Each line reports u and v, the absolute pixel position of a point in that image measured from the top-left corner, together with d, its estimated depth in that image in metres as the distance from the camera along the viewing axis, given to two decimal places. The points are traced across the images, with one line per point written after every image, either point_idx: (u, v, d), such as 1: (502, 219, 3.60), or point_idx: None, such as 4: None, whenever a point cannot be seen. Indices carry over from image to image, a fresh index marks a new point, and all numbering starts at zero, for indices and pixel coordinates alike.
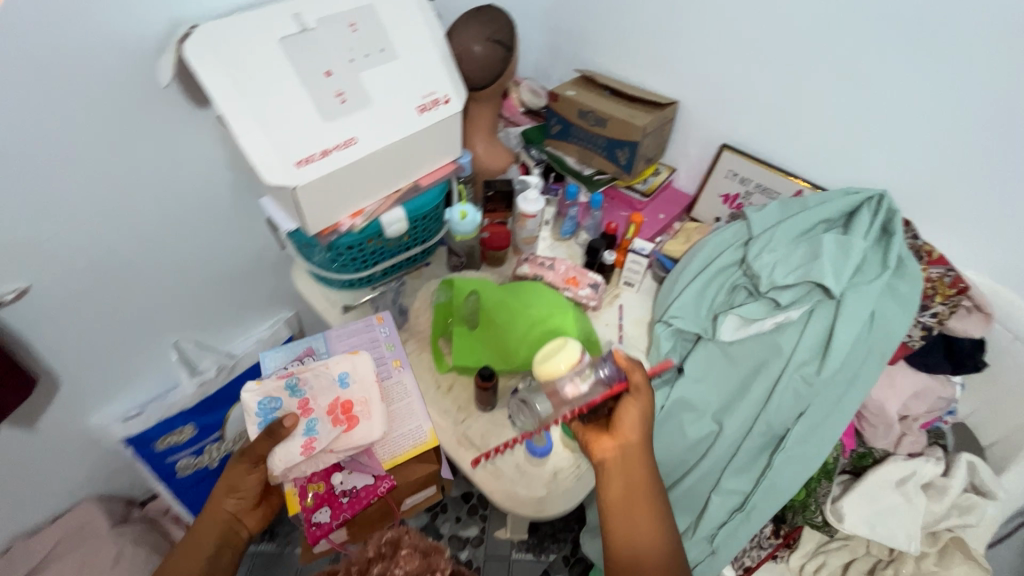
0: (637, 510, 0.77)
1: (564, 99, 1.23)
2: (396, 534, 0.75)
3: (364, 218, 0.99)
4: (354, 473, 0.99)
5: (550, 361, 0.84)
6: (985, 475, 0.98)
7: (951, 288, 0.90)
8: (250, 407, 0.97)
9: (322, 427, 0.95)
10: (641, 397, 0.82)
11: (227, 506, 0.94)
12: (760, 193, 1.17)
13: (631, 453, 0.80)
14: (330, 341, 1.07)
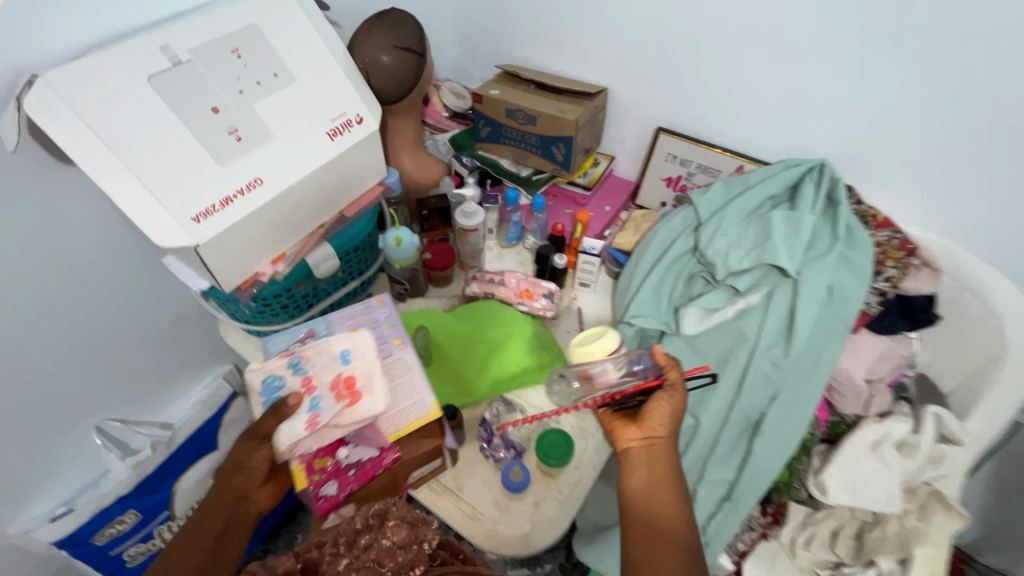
0: (660, 505, 0.73)
1: (488, 99, 1.15)
2: (384, 505, 0.61)
3: (287, 262, 0.89)
4: (361, 446, 0.80)
5: (587, 346, 0.85)
6: (951, 424, 0.99)
7: (899, 251, 0.93)
8: (252, 385, 0.80)
9: (325, 403, 0.77)
10: (675, 395, 0.79)
11: (233, 486, 0.80)
12: (703, 173, 1.15)
13: (658, 447, 0.77)
14: (332, 322, 0.90)
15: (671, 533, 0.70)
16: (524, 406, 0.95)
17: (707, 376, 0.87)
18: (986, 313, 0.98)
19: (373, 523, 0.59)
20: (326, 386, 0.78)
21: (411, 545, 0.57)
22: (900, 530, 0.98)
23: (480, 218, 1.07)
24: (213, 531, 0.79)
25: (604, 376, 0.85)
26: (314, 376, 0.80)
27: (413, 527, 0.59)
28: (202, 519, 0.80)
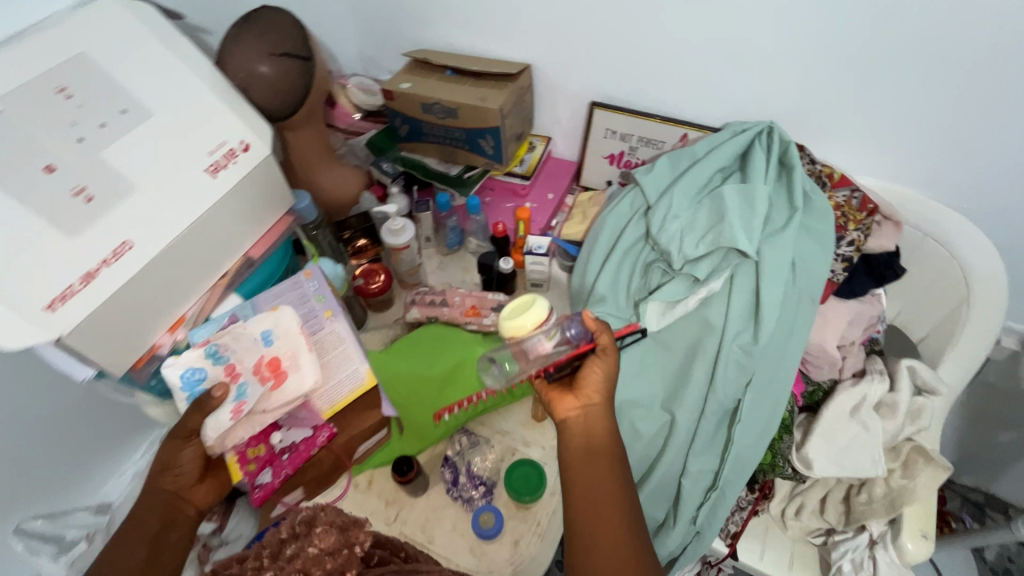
0: (598, 479, 0.63)
1: (400, 95, 1.02)
2: (312, 510, 0.54)
3: (188, 326, 0.77)
4: (294, 427, 0.79)
5: (516, 316, 0.69)
6: (926, 375, 0.97)
7: (860, 212, 0.84)
8: (170, 380, 0.69)
9: (252, 388, 0.71)
10: (607, 357, 0.70)
11: (161, 489, 0.72)
12: (646, 146, 1.05)
13: (595, 413, 0.68)
14: (257, 304, 0.80)
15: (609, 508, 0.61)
16: (485, 432, 0.89)
17: (638, 332, 0.86)
18: (949, 259, 0.94)
19: (300, 530, 0.52)
20: (249, 372, 0.72)
21: (340, 552, 0.50)
22: (887, 491, 0.95)
23: (409, 233, 0.95)
24: (146, 541, 0.70)
25: (535, 348, 0.72)
26: (234, 363, 0.71)
27: (344, 531, 0.52)
28: (129, 531, 0.70)
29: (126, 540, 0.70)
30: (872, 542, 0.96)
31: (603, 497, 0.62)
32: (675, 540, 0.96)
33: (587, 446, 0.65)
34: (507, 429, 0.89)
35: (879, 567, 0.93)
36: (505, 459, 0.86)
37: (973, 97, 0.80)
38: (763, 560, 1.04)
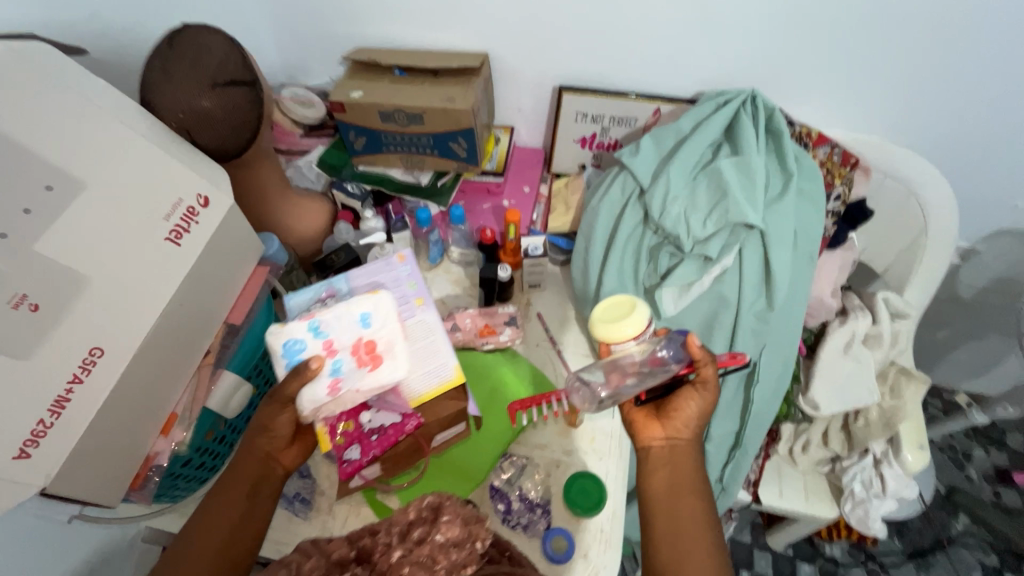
0: (689, 521, 0.64)
1: (353, 107, 0.91)
2: (439, 496, 0.52)
3: (184, 423, 0.67)
4: (384, 410, 0.72)
5: (615, 321, 0.68)
6: (898, 303, 1.05)
7: (842, 166, 0.89)
8: (271, 347, 0.67)
9: (349, 366, 0.67)
10: (707, 391, 0.71)
11: (256, 449, 0.68)
12: (618, 125, 1.03)
13: (682, 450, 0.70)
14: (353, 281, 0.76)
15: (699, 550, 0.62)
16: (524, 450, 0.85)
17: (742, 363, 0.77)
18: (907, 194, 1.01)
19: (428, 515, 0.50)
20: (347, 349, 0.68)
21: (465, 548, 0.48)
22: (881, 412, 1.04)
23: None
24: (240, 499, 0.66)
25: (630, 360, 0.70)
26: (333, 338, 0.68)
27: (467, 526, 0.51)
28: (223, 484, 0.67)
29: (223, 495, 0.66)
30: (877, 461, 1.05)
31: (692, 537, 0.63)
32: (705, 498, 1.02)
33: (675, 486, 0.67)
34: (547, 441, 0.86)
35: (886, 480, 1.03)
36: (552, 474, 0.83)
37: (921, 40, 0.86)
38: (783, 497, 1.11)
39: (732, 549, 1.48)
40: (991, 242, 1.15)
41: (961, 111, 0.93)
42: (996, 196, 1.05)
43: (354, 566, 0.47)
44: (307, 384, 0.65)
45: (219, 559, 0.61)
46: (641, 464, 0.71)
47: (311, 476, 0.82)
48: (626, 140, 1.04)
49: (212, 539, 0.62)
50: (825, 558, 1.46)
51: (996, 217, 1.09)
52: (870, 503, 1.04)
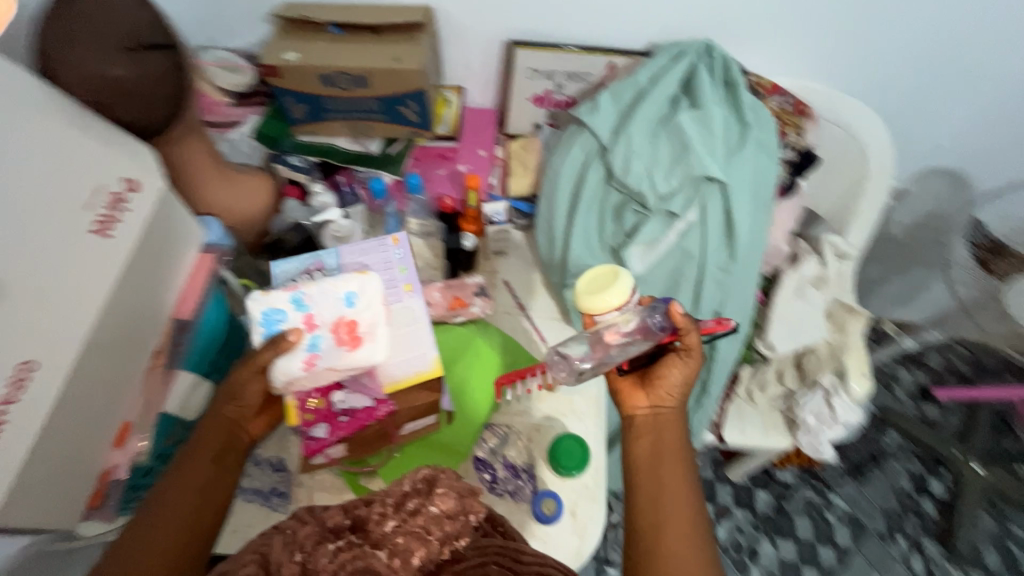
0: (669, 493, 0.66)
1: (289, 70, 0.83)
2: (434, 469, 0.51)
3: (140, 431, 0.61)
4: (356, 393, 0.71)
5: (597, 291, 0.69)
6: (843, 244, 1.11)
7: (794, 115, 0.93)
8: (251, 314, 0.67)
9: (327, 343, 0.67)
10: (690, 359, 0.73)
11: (222, 416, 0.67)
12: (572, 81, 1.00)
13: (666, 416, 0.73)
14: (344, 258, 0.76)
15: (680, 522, 0.64)
16: (505, 418, 0.85)
17: (729, 330, 0.78)
18: (850, 139, 1.06)
19: (423, 488, 0.50)
20: (327, 325, 0.68)
21: (458, 520, 0.48)
22: (829, 347, 1.13)
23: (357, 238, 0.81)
24: (210, 462, 0.63)
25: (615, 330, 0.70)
26: (315, 314, 0.68)
27: (460, 499, 0.50)
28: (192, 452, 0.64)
29: (189, 461, 0.63)
30: (827, 394, 1.11)
31: (671, 504, 0.65)
32: None
33: (657, 456, 0.69)
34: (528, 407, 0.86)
35: (836, 410, 1.09)
36: (534, 439, 0.84)
37: None
38: (745, 434, 1.19)
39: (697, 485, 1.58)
40: (920, 180, 1.23)
41: (895, 55, 0.97)
42: (926, 137, 1.11)
43: (349, 536, 0.46)
44: (284, 356, 0.65)
45: (187, 528, 0.58)
46: (627, 432, 0.74)
47: (285, 469, 0.78)
48: (581, 96, 1.02)
49: (181, 507, 0.59)
50: (778, 483, 1.59)
51: (925, 157, 1.16)
52: (822, 431, 1.12)
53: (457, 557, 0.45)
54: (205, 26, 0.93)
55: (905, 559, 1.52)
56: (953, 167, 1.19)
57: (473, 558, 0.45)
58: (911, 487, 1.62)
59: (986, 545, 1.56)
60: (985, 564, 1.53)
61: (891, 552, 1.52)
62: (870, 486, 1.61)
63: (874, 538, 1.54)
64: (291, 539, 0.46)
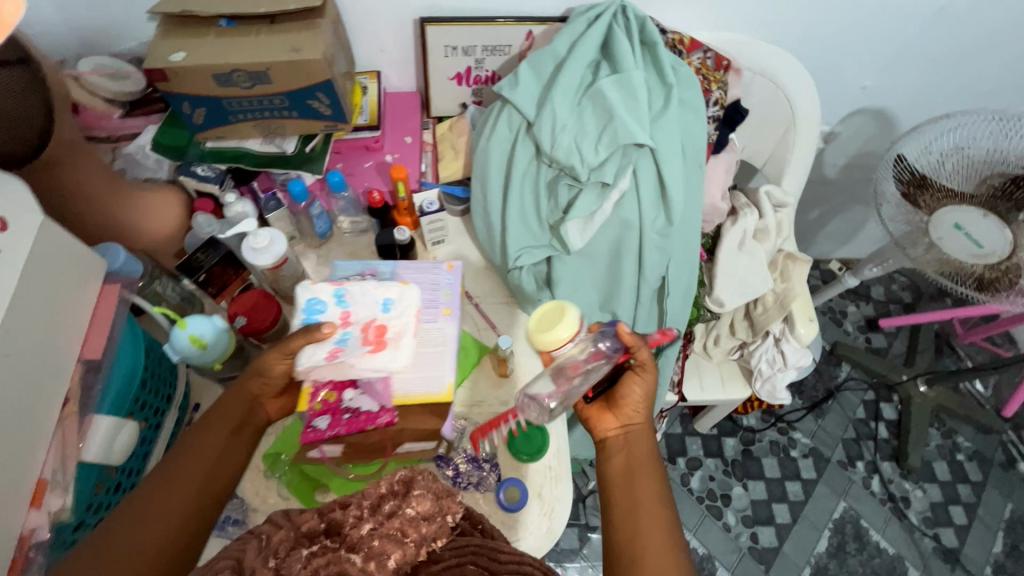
0: (646, 519, 0.64)
1: (179, 72, 0.76)
2: (411, 470, 0.49)
3: (59, 486, 0.56)
4: (365, 397, 0.69)
5: (548, 327, 0.70)
6: (779, 194, 1.13)
7: (716, 70, 0.89)
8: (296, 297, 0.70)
9: (352, 341, 0.68)
10: (648, 372, 0.74)
11: (247, 388, 0.68)
12: (492, 55, 0.96)
13: (637, 436, 0.72)
14: (398, 269, 0.78)
15: (658, 547, 0.62)
16: (461, 411, 0.84)
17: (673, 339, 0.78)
18: (776, 90, 1.06)
19: (400, 490, 0.48)
20: (359, 324, 0.69)
21: (435, 522, 0.46)
22: (776, 296, 1.14)
23: (277, 250, 0.75)
24: (223, 434, 0.66)
25: (571, 362, 0.72)
26: (352, 312, 0.70)
27: (438, 500, 0.48)
28: (206, 422, 0.67)
29: (202, 432, 0.65)
30: (777, 339, 1.15)
31: (648, 517, 0.64)
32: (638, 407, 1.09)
33: (630, 479, 0.68)
34: (485, 395, 0.85)
35: (786, 355, 1.14)
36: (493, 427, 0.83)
37: None
38: (704, 390, 1.23)
39: (668, 442, 1.62)
40: (848, 122, 1.25)
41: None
42: (848, 78, 1.12)
43: (323, 541, 0.45)
44: (314, 342, 0.66)
45: (197, 495, 0.61)
46: (600, 456, 0.73)
47: (237, 496, 0.75)
48: (503, 70, 0.98)
49: (193, 473, 0.62)
50: (744, 429, 1.65)
51: (850, 99, 1.18)
52: (776, 376, 1.17)
53: (433, 558, 0.44)
54: (78, 29, 0.84)
55: (865, 482, 1.61)
56: (879, 107, 1.20)
57: (451, 559, 0.44)
58: (865, 415, 1.71)
59: (935, 458, 1.67)
60: (935, 476, 1.64)
61: (852, 478, 1.61)
62: (828, 419, 1.69)
63: (836, 467, 1.62)
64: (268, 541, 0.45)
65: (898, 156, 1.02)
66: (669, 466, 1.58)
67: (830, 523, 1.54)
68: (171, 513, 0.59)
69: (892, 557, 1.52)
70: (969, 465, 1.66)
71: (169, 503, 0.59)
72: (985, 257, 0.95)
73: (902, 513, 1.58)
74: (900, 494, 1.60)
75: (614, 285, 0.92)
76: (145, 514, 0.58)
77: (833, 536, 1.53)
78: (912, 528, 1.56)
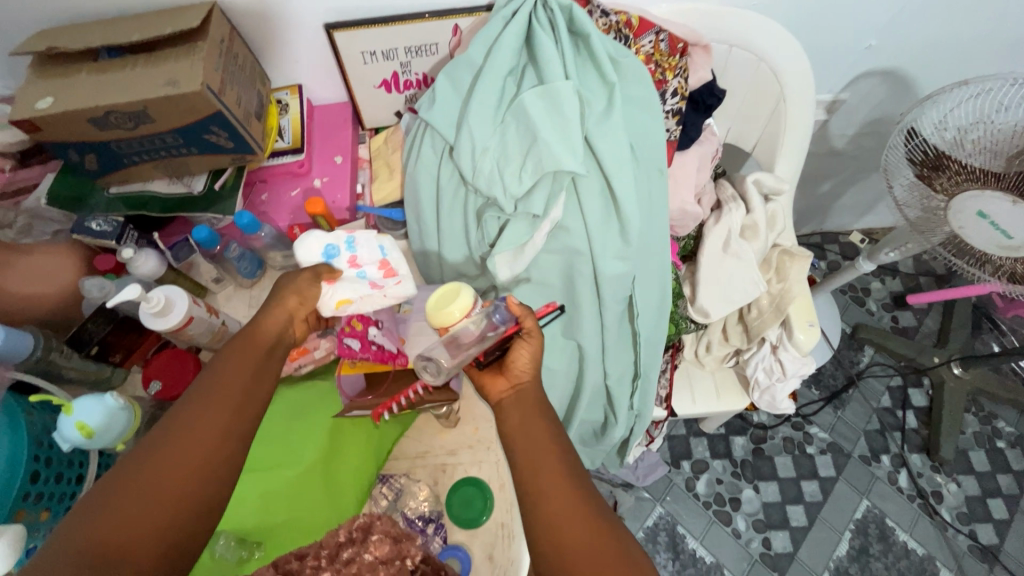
0: (546, 479, 0.58)
1: (46, 121, 0.67)
2: (369, 517, 0.51)
3: None
4: (388, 337, 0.73)
5: (442, 304, 0.62)
6: (770, 182, 0.97)
7: (672, 55, 0.77)
8: (308, 242, 0.66)
9: (369, 275, 0.67)
10: (533, 339, 0.65)
11: (284, 307, 0.64)
12: (417, 58, 0.84)
13: (527, 395, 0.64)
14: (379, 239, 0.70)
15: (567, 503, 0.56)
16: (404, 465, 0.75)
17: (557, 312, 0.72)
18: (759, 64, 0.90)
19: (357, 536, 0.49)
20: (372, 264, 0.67)
21: (393, 564, 0.47)
22: (771, 299, 1.00)
23: (177, 311, 0.69)
24: (255, 358, 0.60)
25: (466, 334, 0.64)
26: (362, 259, 0.67)
27: (397, 543, 0.49)
28: (236, 346, 0.61)
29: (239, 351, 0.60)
30: (774, 347, 1.02)
31: (553, 497, 0.56)
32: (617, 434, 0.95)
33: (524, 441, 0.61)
34: (427, 446, 0.76)
35: (785, 365, 1.01)
36: (440, 481, 0.74)
37: None
38: (697, 403, 1.11)
39: (671, 445, 1.53)
40: (855, 87, 1.08)
41: None
42: (845, 40, 0.96)
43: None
44: (340, 285, 0.66)
45: (228, 425, 0.55)
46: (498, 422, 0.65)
47: None
48: (435, 72, 0.87)
49: (220, 406, 0.56)
50: (754, 426, 1.54)
51: (852, 62, 1.01)
52: (775, 387, 1.04)
53: None
54: None
55: (891, 478, 1.48)
56: (889, 67, 1.03)
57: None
58: (891, 403, 1.57)
59: (971, 447, 1.52)
60: (972, 466, 1.50)
61: (876, 474, 1.48)
62: (848, 409, 1.56)
63: (857, 462, 1.50)
64: None
65: (910, 130, 0.87)
66: (672, 471, 1.49)
67: (852, 524, 1.43)
68: (198, 450, 0.53)
69: (922, 558, 1.40)
70: (1011, 453, 1.51)
71: (198, 439, 0.53)
72: (1014, 248, 0.80)
73: (932, 509, 1.45)
74: (930, 489, 1.47)
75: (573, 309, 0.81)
76: (171, 454, 0.52)
77: (854, 538, 1.41)
78: (945, 526, 1.43)
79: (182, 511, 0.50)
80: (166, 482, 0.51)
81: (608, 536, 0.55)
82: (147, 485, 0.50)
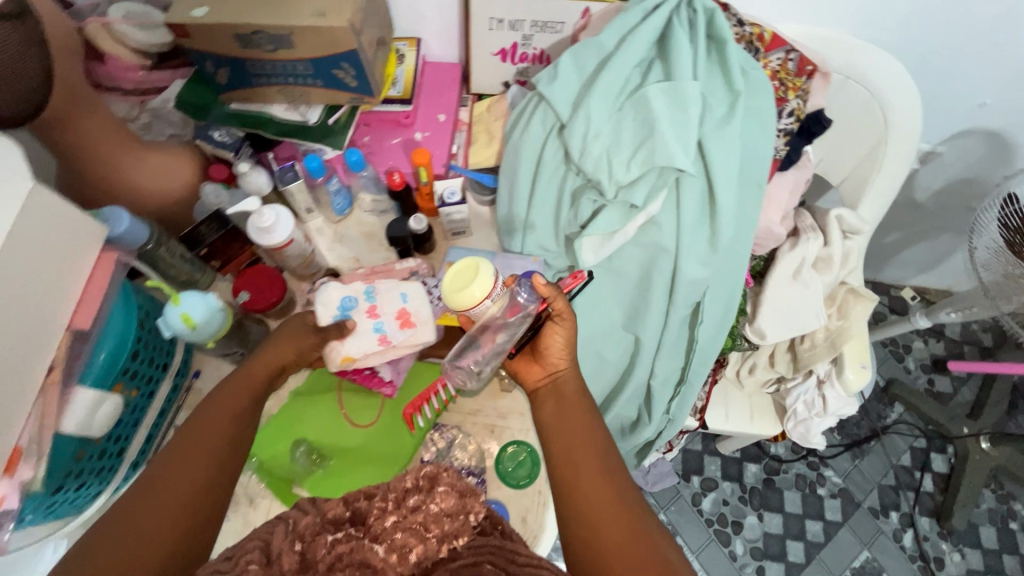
0: (580, 474, 0.61)
1: (197, 29, 0.71)
2: (436, 464, 0.46)
3: (32, 458, 0.55)
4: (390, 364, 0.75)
5: (460, 288, 0.63)
6: (852, 220, 0.97)
7: (797, 76, 0.79)
8: (329, 295, 0.73)
9: (387, 327, 0.72)
10: (564, 319, 0.69)
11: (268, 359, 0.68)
12: (540, 33, 0.86)
13: (561, 384, 0.69)
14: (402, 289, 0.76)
15: (602, 500, 0.59)
16: (455, 418, 0.78)
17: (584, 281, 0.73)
18: (870, 100, 0.90)
19: (423, 484, 0.44)
20: (390, 316, 0.73)
21: (457, 519, 0.42)
22: (827, 334, 1.01)
23: (282, 228, 0.72)
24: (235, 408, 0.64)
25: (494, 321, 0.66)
26: (379, 307, 0.73)
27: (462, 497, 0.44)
28: (211, 405, 0.64)
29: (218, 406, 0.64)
30: (820, 381, 1.03)
31: (594, 498, 0.59)
32: (647, 433, 0.95)
33: (560, 429, 0.66)
34: (480, 405, 0.79)
35: (828, 401, 1.02)
36: (487, 439, 0.77)
37: None
38: (729, 420, 1.12)
39: (684, 458, 1.55)
40: (955, 142, 1.07)
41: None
42: (959, 93, 0.95)
43: (347, 529, 0.42)
44: (350, 340, 0.71)
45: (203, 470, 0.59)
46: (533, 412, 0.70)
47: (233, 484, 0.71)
48: (553, 50, 0.88)
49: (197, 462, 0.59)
50: (770, 457, 1.55)
51: (960, 116, 1.00)
52: (812, 421, 1.05)
53: (453, 557, 0.41)
54: None
55: (896, 535, 1.48)
56: (995, 129, 1.02)
57: (467, 558, 0.40)
58: (911, 463, 1.56)
59: (982, 522, 1.51)
60: (979, 541, 1.49)
61: (882, 528, 1.49)
62: (866, 461, 1.56)
63: (865, 514, 1.50)
64: (294, 527, 0.43)
65: (1009, 196, 0.88)
66: (681, 483, 1.51)
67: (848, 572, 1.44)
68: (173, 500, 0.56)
69: None
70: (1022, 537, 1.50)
71: (175, 492, 0.56)
72: None
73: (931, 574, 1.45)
74: (933, 555, 1.47)
75: (642, 303, 0.82)
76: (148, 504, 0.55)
77: None
78: None
79: (172, 544, 0.54)
80: (148, 523, 0.54)
81: (641, 535, 0.56)
82: (130, 530, 0.53)
